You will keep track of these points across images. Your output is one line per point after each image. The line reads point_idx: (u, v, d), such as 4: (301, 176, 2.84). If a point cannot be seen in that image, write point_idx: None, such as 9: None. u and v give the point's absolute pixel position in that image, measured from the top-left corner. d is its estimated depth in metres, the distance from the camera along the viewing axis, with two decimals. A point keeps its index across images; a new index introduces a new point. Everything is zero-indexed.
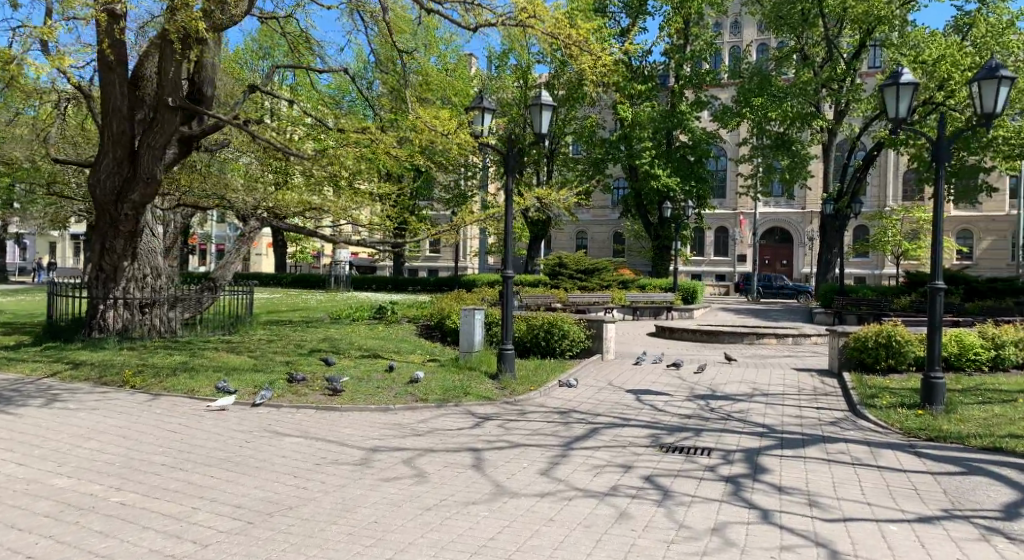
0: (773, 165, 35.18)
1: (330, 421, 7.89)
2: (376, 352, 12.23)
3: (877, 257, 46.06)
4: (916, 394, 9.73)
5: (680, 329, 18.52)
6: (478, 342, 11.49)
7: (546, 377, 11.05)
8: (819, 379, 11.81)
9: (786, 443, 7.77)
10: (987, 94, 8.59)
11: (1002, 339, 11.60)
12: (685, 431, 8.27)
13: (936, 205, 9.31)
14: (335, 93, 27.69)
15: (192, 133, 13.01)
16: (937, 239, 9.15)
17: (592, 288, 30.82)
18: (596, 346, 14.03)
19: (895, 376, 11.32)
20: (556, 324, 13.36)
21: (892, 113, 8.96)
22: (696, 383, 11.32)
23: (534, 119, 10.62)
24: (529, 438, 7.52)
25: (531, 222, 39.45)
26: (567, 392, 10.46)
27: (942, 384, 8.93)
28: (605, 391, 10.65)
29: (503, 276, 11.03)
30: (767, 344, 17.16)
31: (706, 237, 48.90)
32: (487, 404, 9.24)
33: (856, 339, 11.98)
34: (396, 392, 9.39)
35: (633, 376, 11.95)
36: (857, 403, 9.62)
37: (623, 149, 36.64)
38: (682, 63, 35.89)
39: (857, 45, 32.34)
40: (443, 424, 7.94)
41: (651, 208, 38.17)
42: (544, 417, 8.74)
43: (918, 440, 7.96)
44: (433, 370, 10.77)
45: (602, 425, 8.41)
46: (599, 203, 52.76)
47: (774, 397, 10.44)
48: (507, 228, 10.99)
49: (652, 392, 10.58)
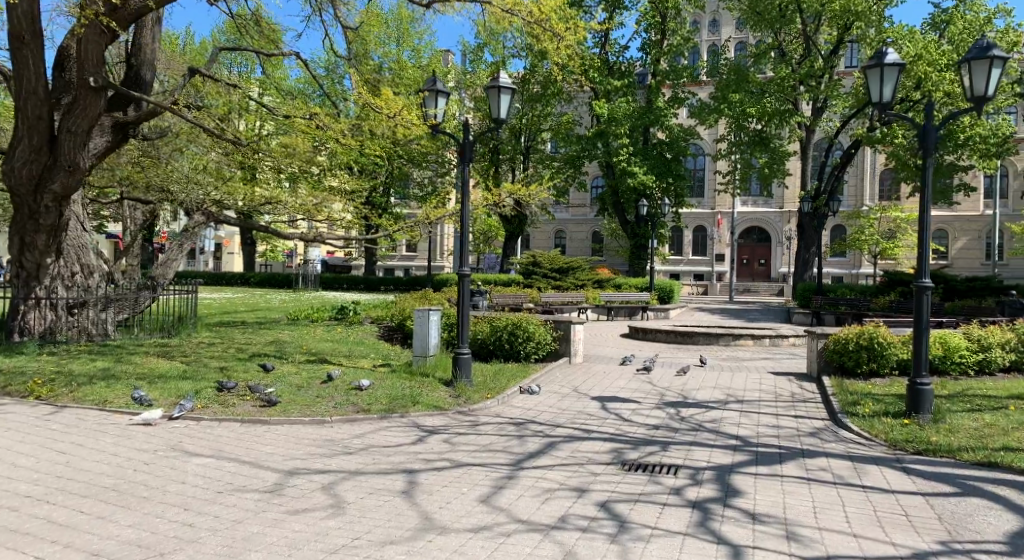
0: (751, 162, 34.65)
1: (253, 437, 7.02)
2: (323, 357, 11.34)
3: (854, 256, 45.84)
4: (900, 402, 9.05)
5: (654, 329, 17.78)
6: (433, 345, 10.64)
7: (505, 383, 10.24)
8: (796, 384, 11.11)
9: (761, 459, 7.01)
10: (977, 77, 7.95)
11: (989, 341, 10.99)
12: (650, 445, 7.50)
13: (923, 197, 8.61)
14: (300, 85, 26.67)
15: (125, 120, 12.01)
16: (924, 235, 8.45)
17: (566, 287, 30.06)
18: (564, 348, 13.22)
19: (877, 381, 10.65)
20: (519, 326, 12.56)
21: (875, 97, 8.26)
22: (667, 389, 10.57)
23: (491, 104, 9.78)
24: (475, 455, 6.71)
25: (506, 220, 38.60)
26: (527, 400, 9.65)
27: (929, 391, 8.21)
28: (569, 399, 9.85)
29: (460, 273, 10.16)
30: (744, 346, 16.46)
31: (684, 236, 48.41)
32: (436, 415, 8.41)
33: (835, 342, 11.33)
34: (336, 402, 8.51)
35: (600, 381, 11.17)
36: (837, 411, 8.92)
37: (599, 146, 35.91)
38: (660, 58, 35.26)
39: (835, 42, 31.94)
40: (381, 440, 7.09)
41: (628, 207, 37.43)
42: (496, 429, 7.92)
43: (904, 454, 7.24)
44: (382, 377, 9.91)
45: (560, 439, 7.62)
46: (577, 201, 52.10)
47: (749, 405, 9.71)
48: (464, 224, 10.11)
49: (619, 399, 9.80)
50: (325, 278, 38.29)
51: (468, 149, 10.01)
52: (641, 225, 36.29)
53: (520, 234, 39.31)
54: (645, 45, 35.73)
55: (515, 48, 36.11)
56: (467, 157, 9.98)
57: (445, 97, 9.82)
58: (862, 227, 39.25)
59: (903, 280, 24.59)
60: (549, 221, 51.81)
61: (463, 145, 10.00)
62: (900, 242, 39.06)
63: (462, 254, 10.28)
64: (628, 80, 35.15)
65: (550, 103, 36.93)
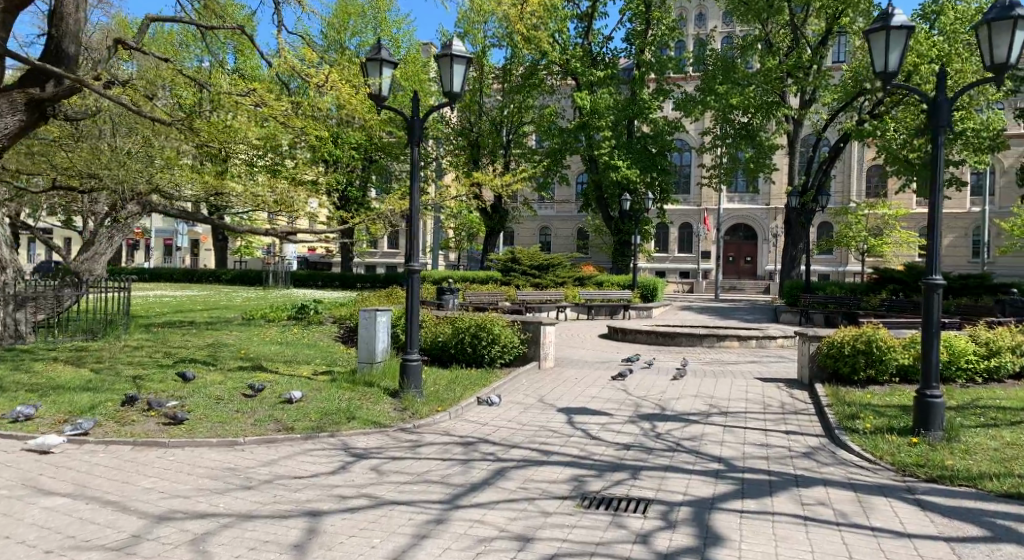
0: (736, 155, 33.69)
1: (137, 465, 5.80)
2: (259, 363, 10.11)
3: (840, 253, 45.04)
4: (905, 415, 7.96)
5: (634, 330, 16.65)
6: (381, 350, 9.47)
7: (462, 393, 9.10)
8: (788, 393, 10.01)
9: (748, 489, 5.89)
10: (999, 41, 7.01)
11: (998, 345, 9.99)
12: (618, 471, 6.35)
13: (934, 177, 7.47)
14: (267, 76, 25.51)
15: (41, 96, 10.80)
16: (933, 230, 7.34)
17: (545, 285, 28.86)
18: (533, 352, 12.05)
19: (876, 389, 9.60)
20: (484, 328, 11.43)
21: (879, 66, 7.30)
22: (644, 399, 9.45)
23: (444, 76, 8.61)
24: (404, 488, 5.56)
25: (486, 215, 37.41)
26: (483, 414, 8.50)
27: (939, 405, 7.14)
28: (532, 411, 8.69)
29: (410, 271, 8.92)
30: (729, 347, 15.39)
31: (670, 233, 47.43)
32: (373, 436, 7.23)
33: (829, 345, 10.24)
34: (257, 418, 7.32)
35: (570, 390, 10.02)
36: (834, 426, 7.82)
37: (582, 139, 34.71)
38: (644, 49, 34.16)
39: (824, 33, 31.03)
40: (294, 469, 5.90)
41: (612, 203, 36.32)
42: (440, 452, 6.76)
43: (916, 482, 6.16)
44: (319, 387, 8.73)
45: (513, 463, 6.48)
46: (561, 198, 51.00)
47: (735, 418, 8.60)
48: (413, 215, 8.90)
49: (588, 412, 8.66)
50: (298, 275, 37.00)
51: (419, 131, 8.82)
52: (625, 220, 35.17)
53: (502, 230, 38.22)
54: (629, 35, 34.65)
55: (495, 37, 34.96)
56: (416, 137, 8.79)
57: (391, 69, 8.68)
58: (850, 223, 38.40)
59: (895, 278, 23.62)
60: (533, 217, 50.61)
61: (411, 124, 8.81)
62: (888, 239, 38.23)
63: (411, 249, 8.98)
64: (611, 70, 34.05)
65: (532, 94, 35.85)
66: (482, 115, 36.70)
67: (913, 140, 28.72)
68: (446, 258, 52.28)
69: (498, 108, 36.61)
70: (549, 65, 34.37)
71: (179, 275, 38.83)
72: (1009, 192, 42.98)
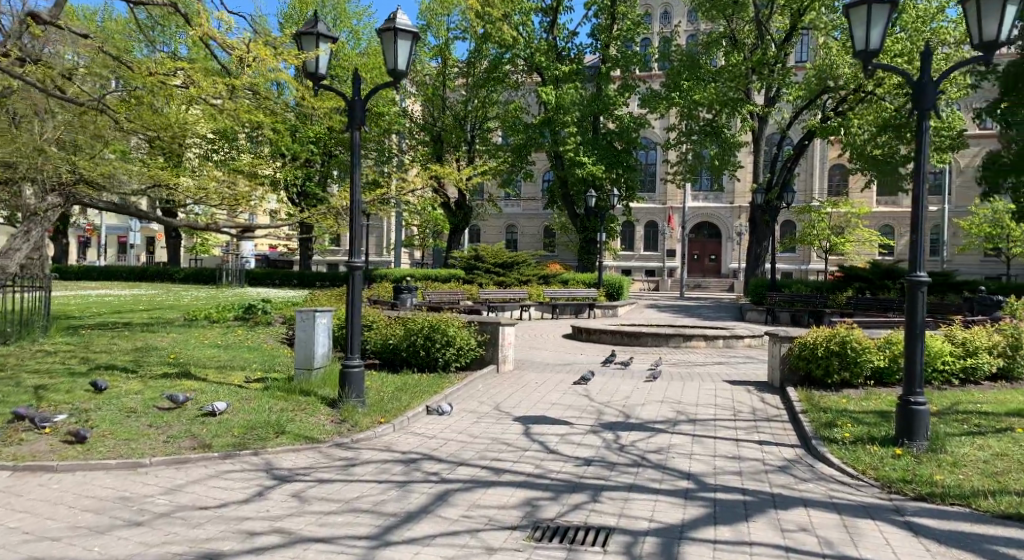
0: (702, 153, 33.37)
1: (10, 497, 4.95)
2: (187, 369, 9.19)
3: (803, 251, 45.16)
4: (884, 423, 7.41)
5: (598, 330, 15.92)
6: (320, 355, 8.64)
7: (411, 401, 8.35)
8: (759, 397, 9.44)
9: (721, 513, 5.24)
10: (988, 20, 6.50)
11: (974, 345, 9.56)
12: (577, 493, 5.66)
13: (918, 165, 6.89)
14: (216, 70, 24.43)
15: None
16: (917, 223, 6.79)
17: (509, 284, 28.10)
18: (490, 354, 11.27)
19: (850, 392, 9.08)
20: (438, 330, 10.65)
21: (861, 44, 6.80)
22: (607, 406, 8.79)
23: (387, 53, 7.86)
24: (326, 520, 4.81)
25: (450, 213, 36.55)
26: (431, 425, 7.75)
27: (924, 413, 6.59)
28: (485, 421, 7.96)
29: (351, 270, 8.07)
30: (695, 347, 14.86)
31: (636, 230, 47.07)
32: (303, 455, 6.44)
33: (802, 346, 9.69)
34: (171, 434, 6.47)
35: (528, 397, 9.31)
36: (810, 435, 7.24)
37: (547, 134, 33.92)
38: (610, 43, 33.53)
39: (788, 30, 30.85)
40: (200, 497, 5.09)
41: (578, 199, 35.71)
42: (376, 473, 6.01)
43: (904, 501, 5.57)
44: (250, 397, 7.89)
45: (458, 485, 5.75)
46: (527, 196, 50.34)
47: (705, 426, 7.99)
48: (354, 206, 8.05)
49: (546, 421, 7.96)
50: (253, 274, 35.74)
51: (361, 113, 8.05)
52: (590, 217, 34.63)
53: (466, 227, 37.38)
54: (594, 30, 34.03)
55: (459, 29, 34.23)
56: (357, 121, 8.01)
57: (329, 44, 7.87)
58: (813, 221, 38.33)
59: (861, 275, 23.49)
60: (498, 214, 49.85)
61: (351, 105, 8.02)
62: (851, 238, 38.31)
63: (354, 243, 8.11)
64: (576, 65, 33.42)
65: (495, 89, 35.14)
66: (445, 109, 35.86)
67: (877, 137, 28.61)
68: (410, 256, 51.28)
69: (462, 102, 35.80)
70: (513, 58, 33.64)
71: (129, 273, 37.25)
72: (967, 191, 43.47)
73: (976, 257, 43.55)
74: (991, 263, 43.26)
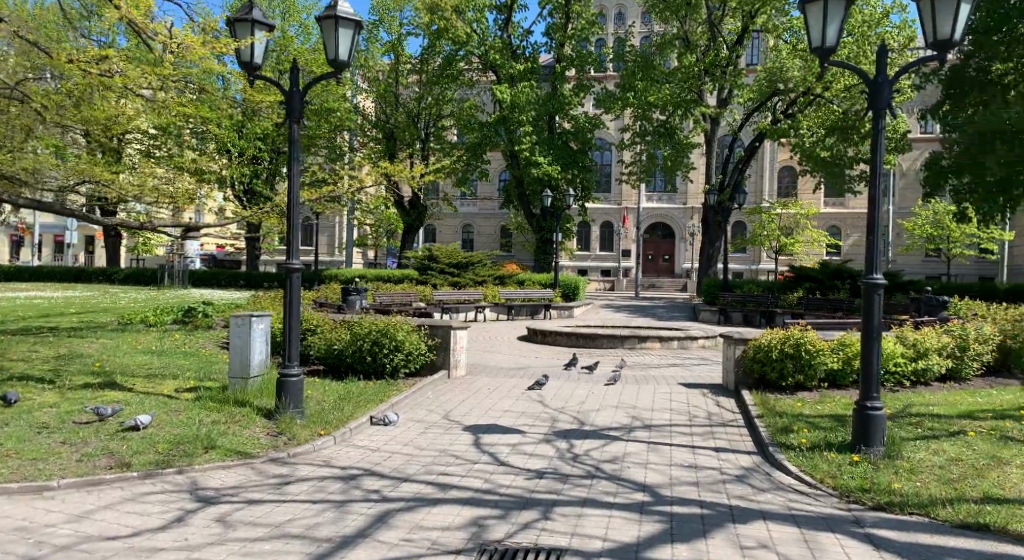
0: (656, 154, 33.47)
1: None
2: (113, 378, 8.59)
3: (754, 251, 45.83)
4: (840, 429, 7.27)
5: (554, 332, 15.60)
6: (257, 362, 8.16)
7: (355, 412, 7.94)
8: (714, 400, 9.28)
9: (677, 529, 4.98)
10: (943, 17, 6.39)
11: (925, 347, 9.55)
12: (527, 509, 5.34)
13: (874, 162, 6.72)
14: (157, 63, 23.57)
15: None
16: (873, 223, 6.64)
17: (464, 284, 27.66)
18: (441, 359, 10.88)
19: (804, 396, 8.98)
20: (386, 334, 10.21)
21: (817, 41, 6.69)
22: (560, 412, 8.50)
23: (327, 42, 7.44)
24: (251, 549, 4.40)
25: (403, 212, 35.92)
26: (375, 437, 7.35)
27: (880, 418, 6.44)
28: (433, 432, 7.60)
29: (287, 272, 7.59)
30: (650, 349, 14.72)
31: (591, 230, 47.11)
32: (234, 473, 5.98)
33: (757, 348, 9.54)
34: (86, 451, 5.95)
35: (478, 404, 8.97)
36: (767, 441, 7.06)
37: (502, 133, 33.42)
38: (565, 42, 33.37)
39: (739, 32, 31.13)
40: (110, 526, 4.63)
41: (533, 199, 35.44)
42: (311, 492, 5.61)
43: (863, 511, 5.39)
44: (179, 408, 7.37)
45: (400, 504, 5.38)
46: (483, 195, 49.94)
47: (660, 432, 7.76)
48: (290, 205, 7.57)
49: (496, 430, 7.64)
50: (198, 274, 34.56)
51: (298, 106, 7.61)
52: (546, 217, 34.46)
53: (420, 226, 36.80)
54: (549, 29, 33.83)
55: (412, 24, 33.71)
56: (295, 114, 7.57)
57: (264, 31, 7.40)
58: (764, 222, 38.82)
59: (811, 276, 23.79)
60: (453, 214, 49.33)
61: (289, 97, 7.56)
62: (801, 238, 38.95)
63: (290, 244, 7.63)
64: (531, 64, 33.18)
65: (448, 86, 34.70)
66: (398, 106, 35.25)
67: (826, 139, 29.05)
68: (363, 256, 50.44)
69: (415, 99, 35.24)
70: (468, 56, 33.24)
71: (65, 274, 35.66)
72: (909, 192, 44.68)
73: (919, 257, 44.82)
74: (932, 262, 44.61)
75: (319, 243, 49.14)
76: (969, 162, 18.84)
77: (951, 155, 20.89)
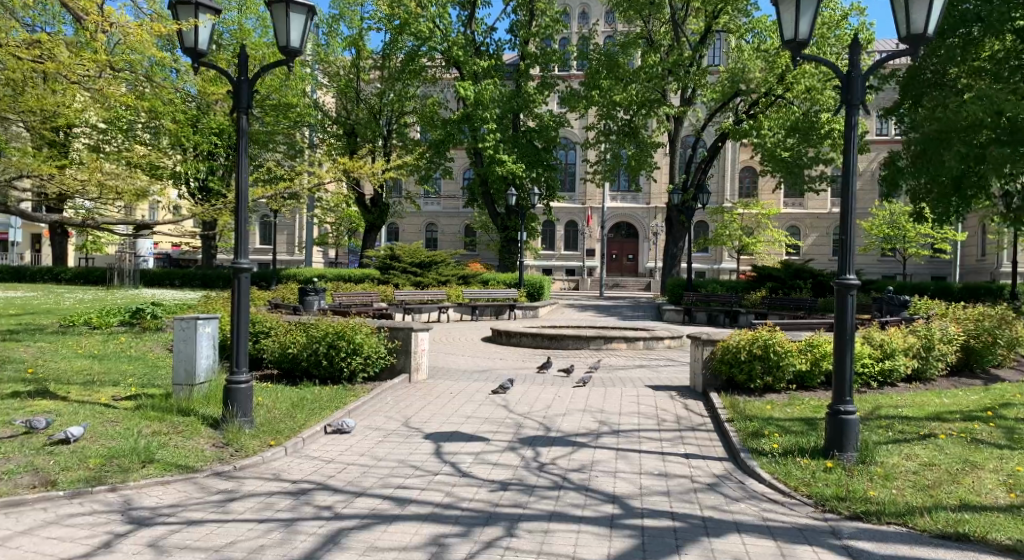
0: (620, 153, 33.45)
1: None
2: (48, 386, 8.04)
3: (716, 251, 46.21)
4: (811, 433, 7.09)
5: (518, 332, 15.27)
6: (204, 368, 7.70)
7: (308, 421, 7.51)
8: (682, 403, 9.07)
9: (648, 546, 4.69)
10: (917, 9, 6.23)
11: (892, 347, 9.46)
12: (489, 525, 5.00)
13: (847, 159, 6.53)
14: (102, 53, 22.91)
15: None
16: (846, 223, 6.46)
17: (427, 284, 27.19)
18: (402, 362, 10.48)
19: (773, 398, 8.81)
20: (343, 337, 9.77)
21: (790, 33, 6.49)
22: (525, 418, 8.20)
23: (277, 28, 7.03)
24: None
25: (365, 210, 35.27)
26: (329, 447, 6.95)
27: (853, 422, 6.26)
28: (391, 441, 7.22)
29: (235, 272, 7.12)
30: (616, 350, 14.51)
31: (555, 230, 46.98)
32: (173, 489, 5.54)
33: (725, 349, 9.35)
34: (8, 468, 5.46)
35: (440, 409, 8.62)
36: (738, 447, 6.84)
37: (466, 130, 32.93)
38: (529, 40, 33.08)
39: (702, 32, 31.25)
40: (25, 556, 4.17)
41: (498, 197, 35.09)
42: (258, 509, 5.21)
43: (840, 522, 5.18)
44: (117, 418, 6.88)
45: (352, 522, 5.00)
46: (446, 194, 49.45)
47: (628, 438, 7.50)
48: (238, 201, 7.12)
49: (458, 438, 7.29)
50: (151, 274, 33.48)
51: (247, 98, 7.17)
52: (510, 216, 34.19)
53: (383, 225, 36.21)
54: (512, 26, 33.53)
55: (373, 19, 33.15)
56: (243, 105, 7.13)
57: (210, 14, 6.96)
58: (726, 222, 39.08)
59: (773, 275, 23.91)
60: (417, 213, 48.76)
61: (236, 86, 7.11)
62: (762, 238, 39.33)
63: (238, 243, 7.18)
64: (494, 61, 32.85)
65: (411, 83, 34.20)
66: (360, 102, 34.64)
67: (786, 139, 29.28)
68: (324, 255, 49.58)
69: (377, 95, 34.67)
70: (431, 52, 32.77)
71: (10, 273, 34.25)
72: (866, 193, 45.48)
73: (875, 256, 45.71)
74: (888, 262, 45.51)
75: (279, 241, 48.13)
76: (926, 162, 19.07)
77: (909, 156, 21.15)
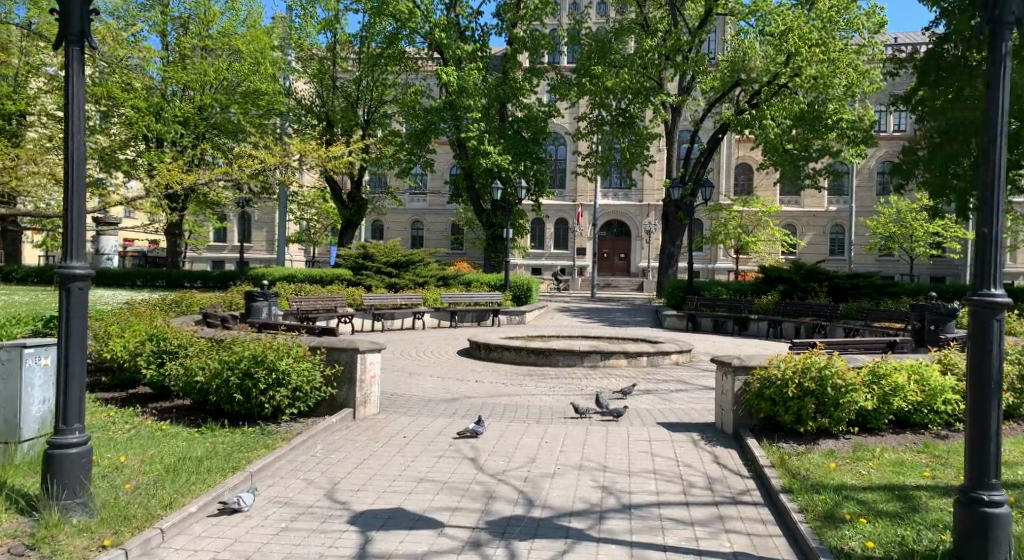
0: (614, 146, 31.14)
1: None
2: None
3: (710, 249, 44.04)
4: (918, 522, 4.81)
5: (500, 345, 12.90)
6: (32, 419, 5.40)
7: (186, 494, 5.16)
8: (712, 454, 6.80)
9: None
10: None
11: None
12: None
13: (993, 103, 4.17)
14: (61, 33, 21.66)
15: None
16: (992, 206, 4.16)
17: (403, 286, 24.90)
18: (344, 395, 8.10)
19: (835, 452, 6.57)
20: (264, 363, 7.45)
21: None
22: (498, 483, 5.91)
23: None
24: None
25: (341, 208, 32.73)
26: (198, 546, 4.61)
27: (1004, 520, 4.01)
28: (298, 531, 4.93)
29: (65, 279, 4.70)
30: (616, 368, 12.21)
31: (545, 228, 44.73)
32: None
33: (765, 381, 7.10)
34: None
35: (382, 467, 6.29)
36: (817, 547, 4.55)
37: (447, 120, 30.22)
38: (516, 23, 30.46)
39: (700, 18, 29.02)
40: None
41: (483, 192, 32.64)
42: None
43: None
44: None
45: None
46: (432, 190, 47.03)
47: (646, 520, 5.22)
48: (69, 176, 4.71)
49: (397, 527, 4.99)
50: (107, 274, 30.77)
51: (81, 17, 4.77)
52: (496, 212, 31.86)
53: (360, 221, 33.57)
54: (499, 9, 31.05)
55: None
56: (73, 30, 4.73)
57: None
58: (726, 220, 36.86)
59: (784, 277, 21.70)
60: (401, 209, 46.33)
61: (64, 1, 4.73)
62: (763, 236, 37.18)
63: (68, 237, 4.74)
64: (479, 47, 30.42)
65: (390, 70, 31.85)
66: (336, 89, 32.10)
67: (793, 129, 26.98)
68: (304, 253, 47.06)
69: (354, 81, 32.31)
70: (412, 35, 30.18)
71: None
72: (867, 192, 43.51)
73: (874, 257, 43.78)
74: (888, 262, 43.52)
75: (257, 239, 45.64)
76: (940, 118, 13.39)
77: None
